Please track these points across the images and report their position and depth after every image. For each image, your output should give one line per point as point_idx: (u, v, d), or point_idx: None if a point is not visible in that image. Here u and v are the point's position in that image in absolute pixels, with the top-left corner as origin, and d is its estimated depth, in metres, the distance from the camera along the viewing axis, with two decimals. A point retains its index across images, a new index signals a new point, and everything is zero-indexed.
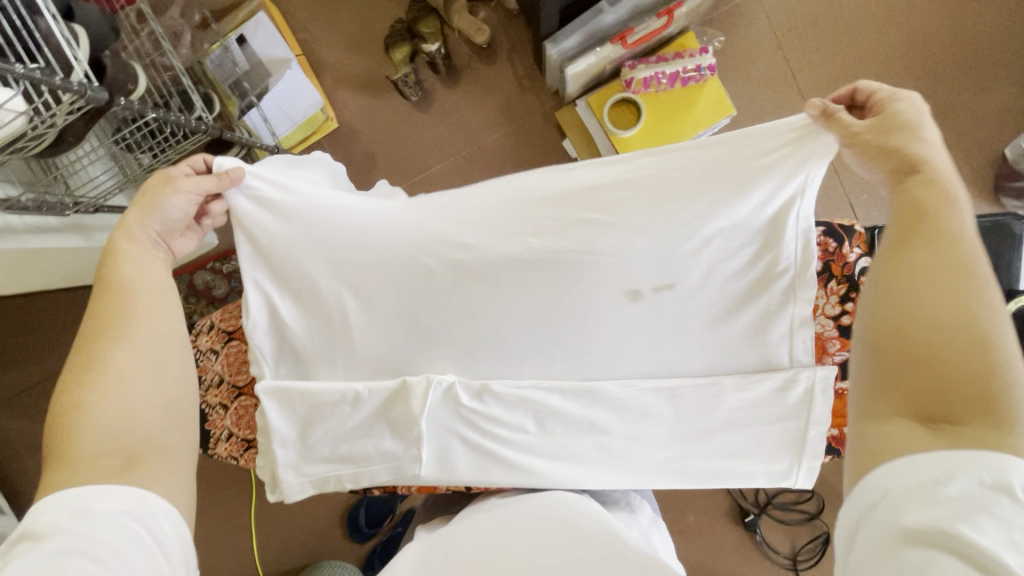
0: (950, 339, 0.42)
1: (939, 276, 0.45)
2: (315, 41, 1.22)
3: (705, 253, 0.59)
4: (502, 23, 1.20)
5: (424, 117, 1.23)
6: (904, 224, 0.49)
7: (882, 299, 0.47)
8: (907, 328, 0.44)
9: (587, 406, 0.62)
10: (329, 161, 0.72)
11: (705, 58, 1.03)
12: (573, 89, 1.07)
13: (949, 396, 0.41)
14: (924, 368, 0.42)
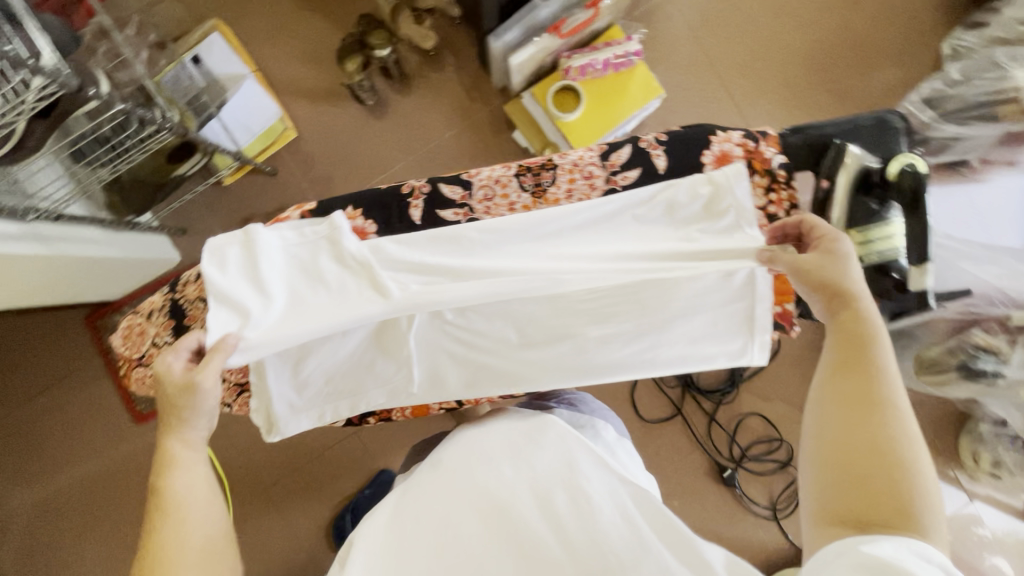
0: (879, 463, 0.44)
1: (865, 407, 0.47)
2: (270, 59, 1.29)
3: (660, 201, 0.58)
4: (446, 31, 1.30)
5: (381, 121, 1.30)
6: (839, 350, 0.51)
7: (824, 425, 0.48)
8: (849, 452, 0.46)
9: (563, 313, 0.62)
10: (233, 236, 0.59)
11: (631, 44, 1.15)
12: (517, 80, 1.17)
13: (876, 504, 0.43)
14: (864, 492, 0.44)
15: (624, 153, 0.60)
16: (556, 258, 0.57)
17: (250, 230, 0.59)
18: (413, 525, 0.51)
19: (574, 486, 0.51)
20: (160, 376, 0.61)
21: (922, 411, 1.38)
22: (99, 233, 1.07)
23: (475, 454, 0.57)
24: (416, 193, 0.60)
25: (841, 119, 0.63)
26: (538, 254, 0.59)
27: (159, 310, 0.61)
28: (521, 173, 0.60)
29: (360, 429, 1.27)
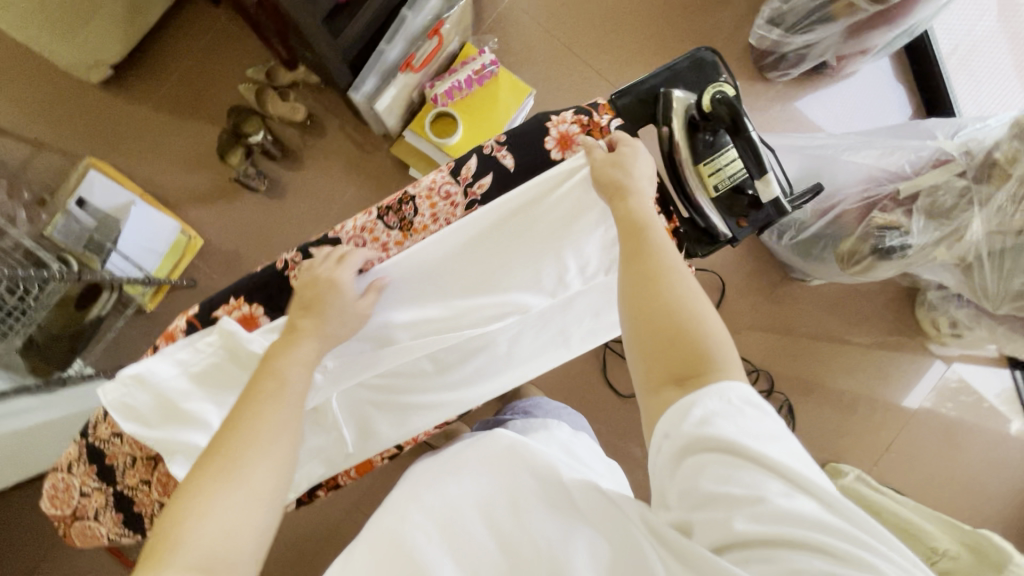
0: (680, 318, 0.49)
1: (659, 279, 0.51)
2: (155, 178, 1.30)
3: (525, 211, 0.61)
4: (315, 98, 1.32)
5: (282, 202, 1.32)
6: (623, 234, 0.55)
7: (629, 307, 0.52)
8: (657, 325, 0.50)
9: (465, 337, 0.64)
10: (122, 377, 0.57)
11: (485, 57, 1.19)
12: (393, 122, 1.20)
13: (686, 356, 0.48)
14: (676, 347, 0.48)
15: (472, 165, 0.62)
16: (439, 303, 0.63)
17: (141, 372, 0.57)
18: (359, 560, 0.51)
19: (515, 493, 0.55)
20: (97, 522, 0.62)
21: (874, 297, 1.43)
22: None
23: (420, 486, 0.60)
24: (290, 265, 0.61)
25: (660, 69, 0.66)
26: (420, 296, 0.62)
27: (77, 460, 0.61)
28: (384, 214, 0.62)
29: (355, 502, 1.25)
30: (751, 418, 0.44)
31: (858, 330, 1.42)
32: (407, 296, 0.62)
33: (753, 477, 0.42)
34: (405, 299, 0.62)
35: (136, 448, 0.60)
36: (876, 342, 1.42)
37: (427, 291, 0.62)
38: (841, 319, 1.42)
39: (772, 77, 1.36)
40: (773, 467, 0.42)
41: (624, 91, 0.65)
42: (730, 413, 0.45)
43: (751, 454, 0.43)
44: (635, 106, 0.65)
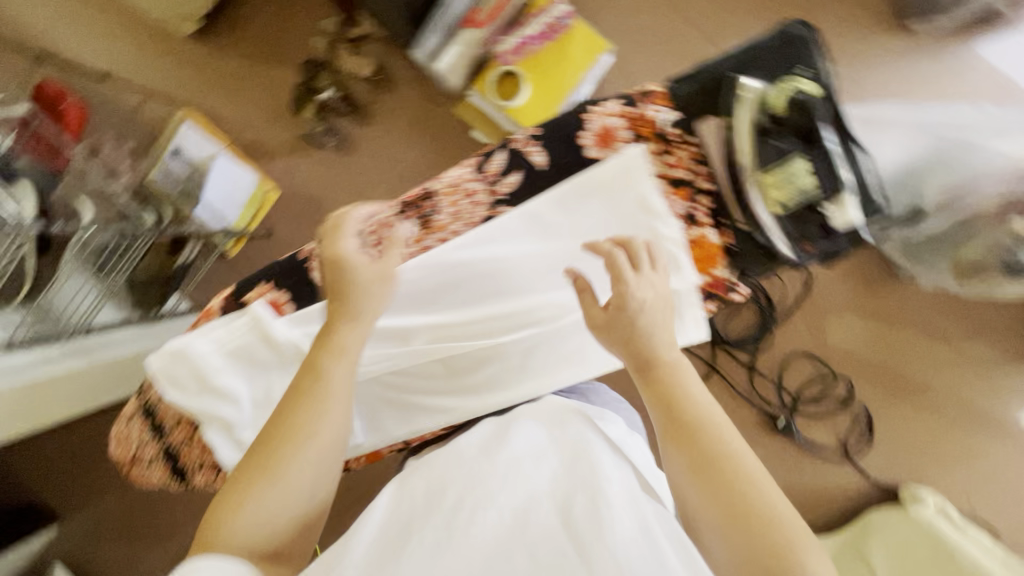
0: (748, 510, 0.43)
1: (709, 469, 0.45)
2: (238, 129, 1.36)
3: (573, 210, 0.56)
4: (387, 50, 1.29)
5: (350, 156, 1.34)
6: (649, 383, 0.49)
7: (680, 474, 0.46)
8: (730, 522, 0.43)
9: (487, 339, 0.59)
10: (162, 359, 0.61)
11: (560, 8, 1.08)
12: (457, 82, 1.15)
13: (765, 555, 0.42)
14: (750, 536, 0.43)
15: (498, 159, 0.57)
16: (459, 309, 0.59)
17: (182, 346, 0.61)
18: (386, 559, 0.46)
19: (585, 484, 0.47)
20: (152, 468, 0.69)
21: (999, 307, 1.21)
22: (135, 330, 1.19)
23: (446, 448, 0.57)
24: (313, 256, 0.63)
25: (735, 50, 0.54)
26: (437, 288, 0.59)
27: (136, 415, 0.68)
28: (404, 210, 0.60)
29: None
30: None
31: (973, 343, 1.22)
32: (434, 293, 0.59)
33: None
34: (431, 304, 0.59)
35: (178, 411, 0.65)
36: (995, 359, 1.21)
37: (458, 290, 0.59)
38: (952, 329, 1.22)
39: (914, 30, 1.11)
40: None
41: (677, 81, 0.55)
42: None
43: None
44: (682, 92, 0.55)
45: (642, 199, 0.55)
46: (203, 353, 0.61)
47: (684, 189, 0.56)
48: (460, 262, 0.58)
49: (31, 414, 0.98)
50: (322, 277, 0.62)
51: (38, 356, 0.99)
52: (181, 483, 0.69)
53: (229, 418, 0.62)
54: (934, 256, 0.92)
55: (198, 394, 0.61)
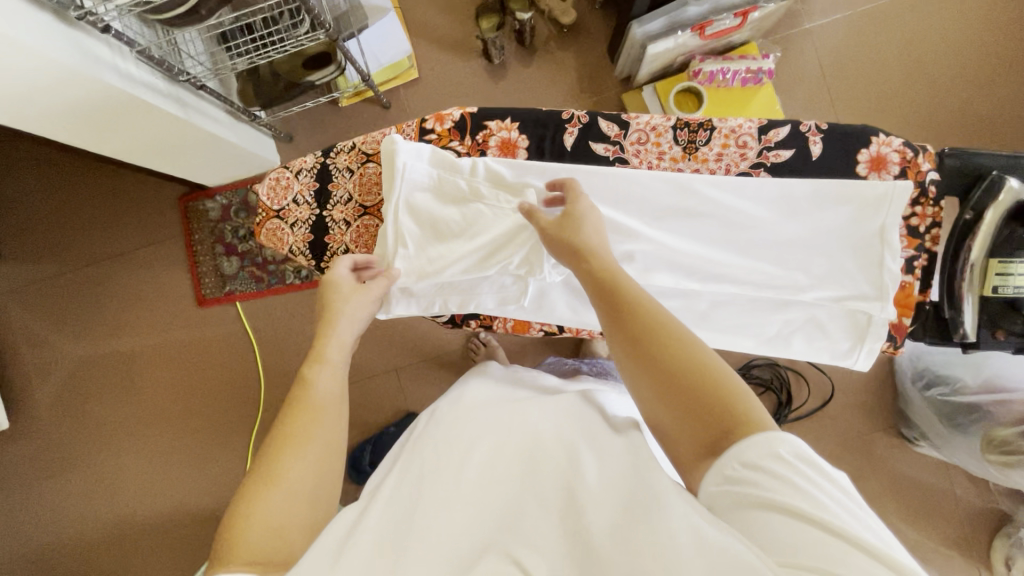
0: (688, 369, 0.46)
1: (655, 339, 0.48)
2: (412, 1, 1.34)
3: (819, 206, 0.60)
4: (584, 12, 1.33)
5: (499, 81, 1.34)
6: (610, 300, 0.51)
7: (659, 408, 0.47)
8: (685, 378, 0.46)
9: (683, 279, 0.62)
10: (410, 150, 0.60)
11: (766, 63, 1.15)
12: (644, 73, 1.20)
13: (717, 408, 0.44)
14: (698, 402, 0.45)
15: (782, 132, 0.61)
16: (680, 235, 0.62)
17: (433, 151, 0.61)
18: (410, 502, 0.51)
19: (565, 440, 0.54)
20: (291, 231, 0.64)
21: (958, 502, 1.33)
22: (224, 116, 1.13)
23: (491, 408, 0.63)
24: (575, 121, 0.62)
25: (1004, 153, 0.62)
26: (673, 211, 0.61)
27: (307, 171, 0.64)
28: (679, 127, 0.61)
29: (399, 367, 1.31)
30: (804, 479, 0.38)
31: (921, 522, 1.32)
32: (665, 213, 0.61)
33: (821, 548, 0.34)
34: (660, 219, 0.62)
35: (360, 190, 0.63)
36: (935, 545, 1.31)
37: (690, 221, 0.61)
38: (913, 501, 1.33)
39: None
40: (864, 545, 0.34)
41: (948, 151, 0.62)
42: (776, 473, 0.39)
43: (786, 511, 0.37)
44: (956, 168, 0.62)
45: (884, 228, 0.59)
46: (444, 170, 0.61)
47: (911, 245, 0.62)
48: (704, 192, 0.60)
49: (100, 129, 0.91)
50: (573, 144, 0.62)
51: (148, 80, 0.91)
52: (310, 260, 0.65)
53: (422, 236, 0.62)
54: (969, 425, 1.04)
55: (416, 204, 0.61)
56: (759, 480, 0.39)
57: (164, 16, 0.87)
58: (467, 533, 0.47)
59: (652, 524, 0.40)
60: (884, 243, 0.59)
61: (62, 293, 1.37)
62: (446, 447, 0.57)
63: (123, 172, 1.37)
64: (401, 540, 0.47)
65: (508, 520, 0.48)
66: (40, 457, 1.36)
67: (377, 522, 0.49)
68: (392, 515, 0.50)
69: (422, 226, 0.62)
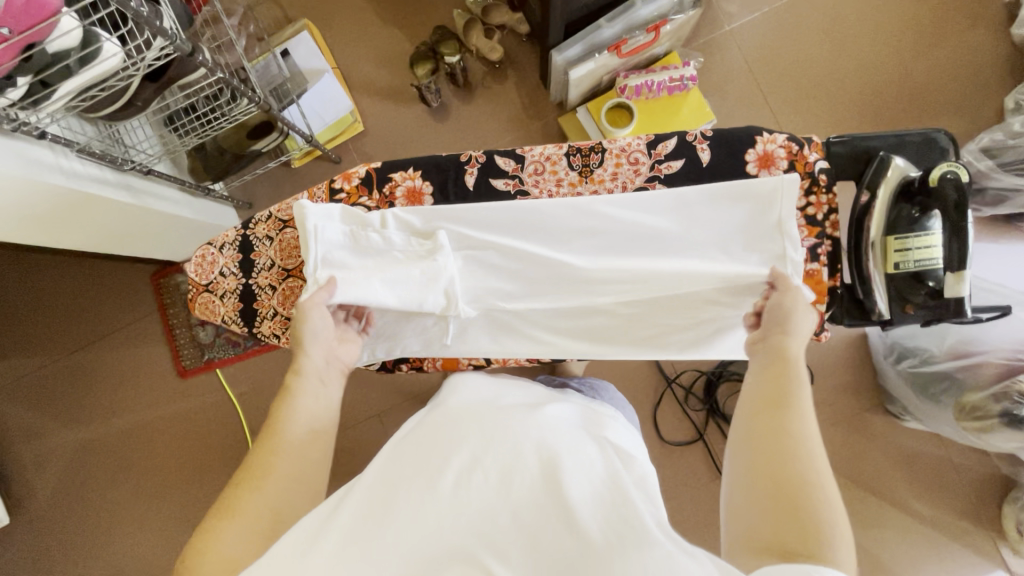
0: (797, 487, 0.45)
1: (787, 443, 0.48)
2: (349, 59, 1.41)
3: (717, 210, 0.62)
4: (513, 46, 1.38)
5: (441, 122, 1.39)
6: (772, 387, 0.52)
7: (751, 472, 0.47)
8: (781, 488, 0.45)
9: (593, 295, 0.65)
10: (323, 210, 0.63)
11: (687, 70, 1.19)
12: (574, 95, 1.24)
13: (797, 529, 0.42)
14: (781, 507, 0.44)
15: (670, 144, 0.63)
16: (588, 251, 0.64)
17: (346, 210, 0.64)
18: (380, 515, 0.47)
19: (552, 457, 0.50)
20: (221, 302, 0.67)
21: (960, 471, 1.30)
22: (178, 194, 1.18)
23: (472, 415, 0.59)
24: (473, 162, 0.65)
25: (889, 133, 0.65)
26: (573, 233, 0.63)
27: (230, 244, 0.67)
28: (571, 154, 0.64)
29: (380, 412, 1.32)
30: None
31: (926, 497, 1.30)
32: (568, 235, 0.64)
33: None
34: (564, 242, 0.64)
35: (281, 255, 0.66)
36: (945, 518, 1.29)
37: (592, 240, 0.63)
38: (914, 477, 1.31)
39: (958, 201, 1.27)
40: None
41: (835, 138, 0.64)
42: None
43: None
44: (848, 154, 0.64)
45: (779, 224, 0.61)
46: (359, 227, 0.64)
47: (815, 232, 0.63)
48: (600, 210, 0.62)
49: (58, 226, 0.95)
50: (475, 184, 0.65)
51: (95, 173, 0.96)
52: (244, 327, 0.68)
53: (341, 291, 0.65)
54: (942, 395, 1.03)
55: (332, 261, 0.64)
56: None
57: (101, 113, 0.92)
58: (434, 544, 0.44)
59: (634, 550, 0.40)
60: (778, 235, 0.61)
61: (49, 383, 1.41)
62: (420, 458, 0.53)
63: (94, 261, 1.41)
64: (360, 559, 0.43)
65: (482, 535, 0.44)
66: (40, 551, 1.37)
67: (339, 537, 0.45)
68: (355, 525, 0.46)
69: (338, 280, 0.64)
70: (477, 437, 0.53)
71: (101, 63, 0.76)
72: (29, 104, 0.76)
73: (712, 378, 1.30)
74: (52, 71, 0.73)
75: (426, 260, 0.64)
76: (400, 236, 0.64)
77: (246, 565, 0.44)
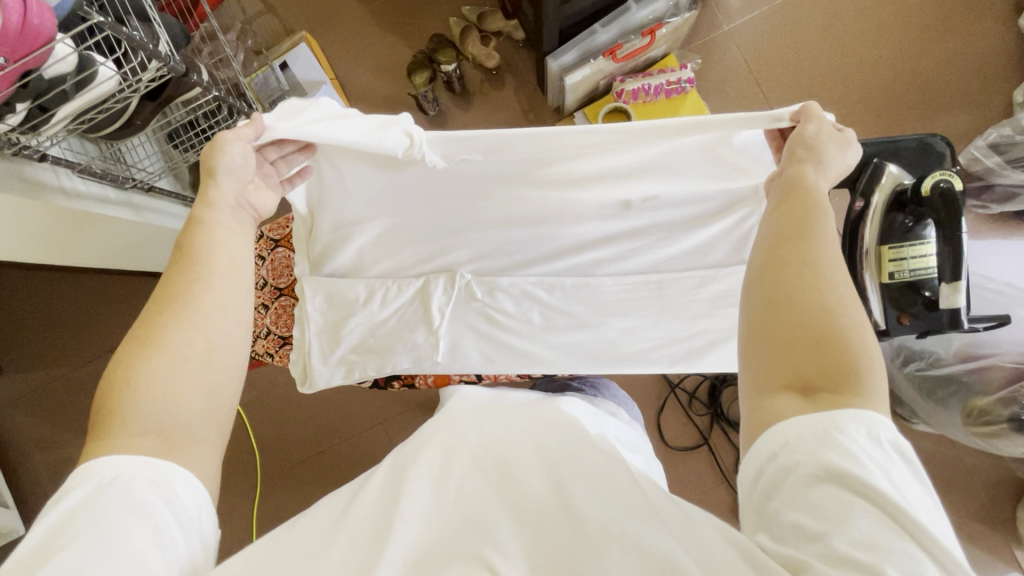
0: (820, 327, 0.43)
1: (805, 281, 0.44)
2: (347, 70, 1.41)
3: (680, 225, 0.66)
4: (509, 52, 1.38)
5: (439, 129, 1.39)
6: (789, 228, 0.48)
7: (767, 312, 0.45)
8: (801, 328, 0.43)
9: (570, 304, 0.72)
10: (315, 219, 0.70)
11: (684, 73, 1.19)
12: (571, 100, 1.23)
13: (819, 372, 0.41)
14: (802, 346, 0.42)
15: None
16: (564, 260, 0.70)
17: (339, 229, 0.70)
18: (391, 509, 0.47)
19: (551, 454, 0.51)
20: None
21: (974, 473, 1.28)
22: (178, 209, 1.19)
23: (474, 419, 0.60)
24: None
25: (880, 140, 0.65)
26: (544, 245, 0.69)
27: None
28: None
29: (384, 421, 1.33)
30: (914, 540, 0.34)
31: (939, 500, 1.27)
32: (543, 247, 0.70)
33: (882, 537, 0.34)
34: (536, 256, 0.71)
35: (273, 274, 0.76)
36: (959, 522, 1.26)
37: (564, 254, 0.70)
38: (926, 480, 1.28)
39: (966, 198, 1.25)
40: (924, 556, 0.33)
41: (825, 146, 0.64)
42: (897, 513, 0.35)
43: (893, 524, 0.34)
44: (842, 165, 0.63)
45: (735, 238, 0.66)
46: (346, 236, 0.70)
47: None
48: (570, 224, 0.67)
49: (62, 244, 0.96)
50: None
51: (97, 193, 0.97)
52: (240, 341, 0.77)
53: (335, 304, 0.73)
54: (947, 399, 1.00)
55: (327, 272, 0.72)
56: (870, 540, 0.34)
57: (100, 134, 0.93)
58: (443, 542, 0.44)
59: (633, 537, 0.40)
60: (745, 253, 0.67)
61: (61, 394, 1.44)
62: (425, 455, 0.53)
63: (102, 275, 1.44)
64: (373, 549, 0.43)
65: (489, 531, 0.44)
66: None
67: (351, 534, 0.45)
68: (366, 525, 0.46)
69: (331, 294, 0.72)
70: (477, 443, 0.54)
71: (99, 86, 0.78)
72: (28, 129, 0.77)
73: (715, 382, 1.29)
74: (49, 97, 0.74)
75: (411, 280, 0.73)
76: (387, 257, 0.72)
77: (175, 428, 0.43)
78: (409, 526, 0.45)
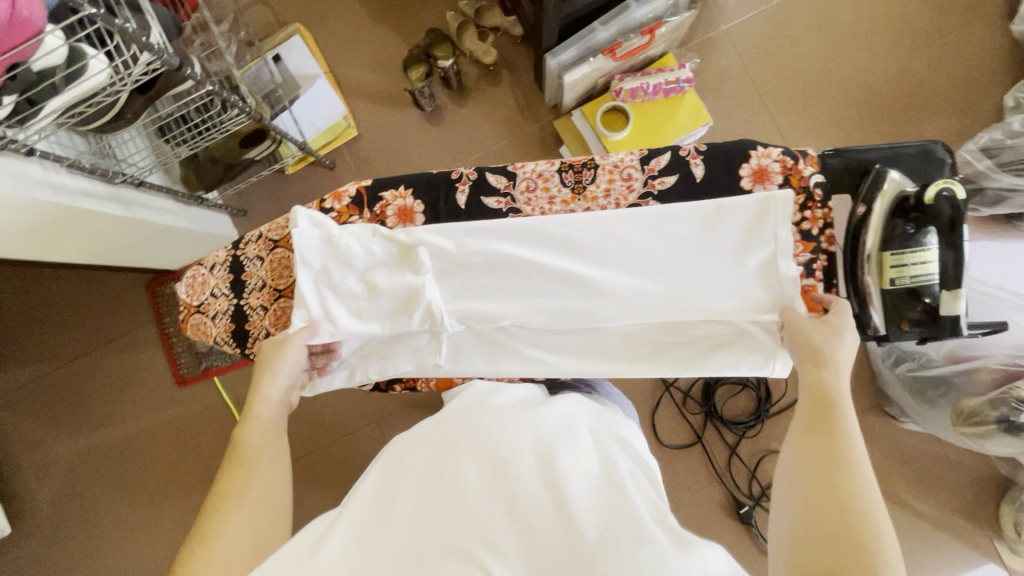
0: (845, 507, 0.49)
1: (833, 468, 0.52)
2: (341, 63, 1.39)
3: (693, 228, 0.66)
4: (506, 48, 1.37)
5: (435, 125, 1.37)
6: (816, 415, 0.56)
7: (801, 483, 0.52)
8: (825, 507, 0.49)
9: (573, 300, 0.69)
10: (304, 236, 0.69)
11: (683, 72, 1.18)
12: (569, 98, 1.23)
13: (840, 550, 0.46)
14: (826, 524, 0.48)
15: (663, 160, 0.68)
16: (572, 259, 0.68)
17: (331, 236, 0.69)
18: (386, 519, 0.48)
19: (547, 448, 0.50)
20: (213, 322, 0.73)
21: (959, 471, 1.30)
22: (172, 204, 1.17)
23: (467, 410, 0.59)
24: (464, 179, 0.71)
25: (883, 146, 0.65)
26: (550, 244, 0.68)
27: (221, 265, 0.74)
28: (564, 170, 0.69)
29: (379, 419, 1.32)
30: None
31: (925, 496, 1.30)
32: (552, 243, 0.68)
33: None
34: (545, 253, 0.68)
35: (272, 275, 0.72)
36: (944, 517, 1.29)
37: (574, 252, 0.68)
38: (913, 478, 1.31)
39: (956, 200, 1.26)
40: None
41: (828, 152, 0.65)
42: None
43: None
44: (837, 170, 0.65)
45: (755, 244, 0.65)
46: (336, 251, 0.69)
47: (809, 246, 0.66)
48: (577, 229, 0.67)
49: (51, 241, 0.94)
50: (470, 202, 0.70)
51: (86, 188, 0.95)
52: (236, 346, 0.73)
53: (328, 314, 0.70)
54: (938, 399, 1.03)
55: (317, 286, 0.69)
56: None
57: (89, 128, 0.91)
58: (433, 544, 0.45)
59: (631, 547, 0.42)
60: (763, 252, 0.65)
61: (46, 392, 1.41)
62: (419, 456, 0.54)
63: (89, 270, 1.41)
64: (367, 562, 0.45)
65: (483, 532, 0.45)
66: (42, 561, 1.37)
67: (344, 544, 0.47)
68: (357, 538, 0.47)
69: (324, 305, 0.70)
70: (471, 432, 0.54)
71: (89, 78, 0.75)
72: (15, 122, 0.75)
73: (709, 381, 1.30)
74: (38, 90, 0.72)
75: (410, 279, 0.69)
76: (383, 254, 0.70)
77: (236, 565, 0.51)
78: (405, 535, 0.46)
